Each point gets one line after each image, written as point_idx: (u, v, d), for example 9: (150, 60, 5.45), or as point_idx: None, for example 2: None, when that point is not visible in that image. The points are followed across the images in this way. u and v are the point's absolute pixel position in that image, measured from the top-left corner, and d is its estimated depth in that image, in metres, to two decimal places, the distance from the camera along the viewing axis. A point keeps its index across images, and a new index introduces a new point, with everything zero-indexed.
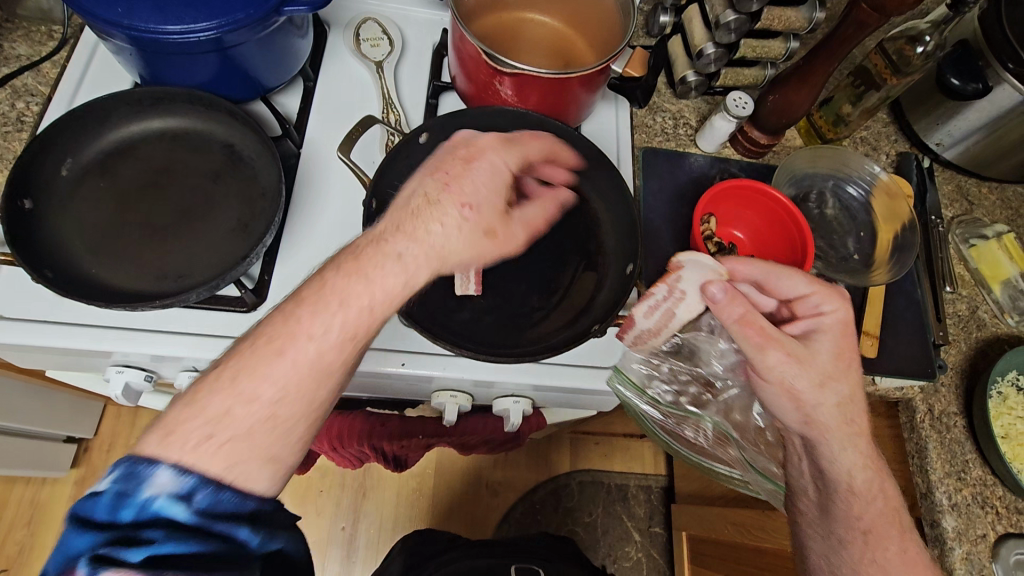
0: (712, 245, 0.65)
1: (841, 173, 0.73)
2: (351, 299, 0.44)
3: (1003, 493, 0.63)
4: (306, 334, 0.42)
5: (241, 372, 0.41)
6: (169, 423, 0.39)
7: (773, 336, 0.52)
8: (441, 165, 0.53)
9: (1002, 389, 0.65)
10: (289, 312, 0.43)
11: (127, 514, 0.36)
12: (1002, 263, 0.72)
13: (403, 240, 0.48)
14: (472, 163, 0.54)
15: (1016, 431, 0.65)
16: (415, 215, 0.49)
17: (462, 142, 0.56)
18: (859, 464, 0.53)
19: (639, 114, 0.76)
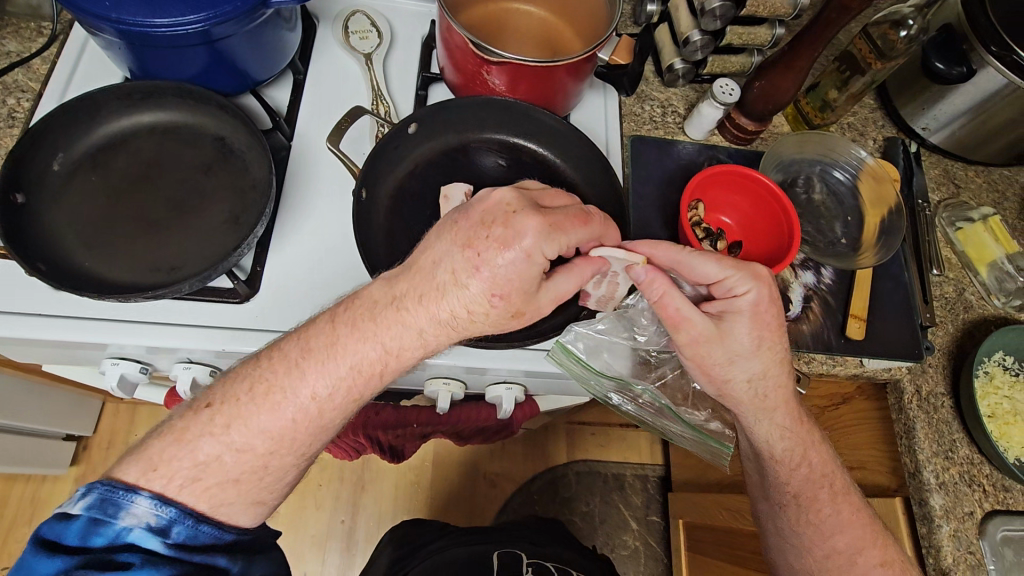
0: (700, 231, 0.66)
1: (828, 158, 0.74)
2: (360, 364, 0.47)
3: (990, 471, 0.64)
4: (308, 395, 0.46)
5: (236, 421, 0.45)
6: (153, 460, 0.43)
7: (684, 320, 0.54)
8: (470, 237, 0.48)
9: (988, 369, 0.66)
10: (295, 359, 0.47)
11: (100, 540, 0.39)
12: (988, 245, 0.73)
13: (422, 312, 0.48)
14: (505, 246, 0.47)
15: (1003, 410, 0.65)
16: (441, 291, 0.48)
17: (495, 210, 0.48)
18: (773, 436, 0.59)
19: (627, 102, 0.76)
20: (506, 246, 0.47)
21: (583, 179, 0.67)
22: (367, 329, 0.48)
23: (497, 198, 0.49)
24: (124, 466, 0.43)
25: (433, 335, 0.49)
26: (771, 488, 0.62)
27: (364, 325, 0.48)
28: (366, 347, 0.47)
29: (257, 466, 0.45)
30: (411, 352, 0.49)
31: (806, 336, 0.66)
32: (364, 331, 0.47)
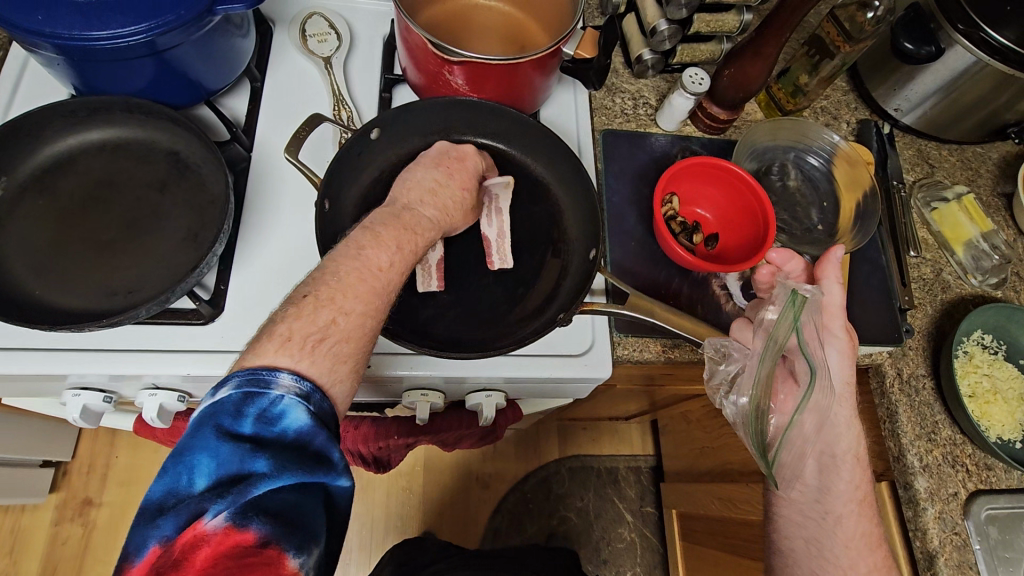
0: (676, 226, 0.64)
1: (801, 144, 0.73)
2: (404, 245, 0.49)
3: (972, 451, 0.64)
4: (380, 265, 0.46)
5: (338, 292, 0.42)
6: (268, 339, 0.39)
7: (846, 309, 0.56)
8: (437, 158, 0.59)
9: (964, 350, 0.66)
10: (356, 249, 0.46)
11: (250, 418, 0.35)
12: (963, 224, 0.73)
13: (428, 208, 0.54)
14: (467, 159, 0.60)
15: (983, 389, 0.66)
16: (432, 192, 0.56)
17: (444, 148, 0.60)
18: (858, 445, 0.55)
19: (598, 96, 0.74)
20: (468, 153, 0.60)
21: (555, 177, 0.65)
22: (396, 220, 0.51)
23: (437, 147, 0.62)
24: (256, 348, 0.38)
25: (440, 223, 0.55)
26: (830, 500, 0.55)
27: (404, 220, 0.51)
28: (409, 234, 0.50)
29: (357, 333, 0.42)
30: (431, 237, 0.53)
31: None
32: (400, 223, 0.50)
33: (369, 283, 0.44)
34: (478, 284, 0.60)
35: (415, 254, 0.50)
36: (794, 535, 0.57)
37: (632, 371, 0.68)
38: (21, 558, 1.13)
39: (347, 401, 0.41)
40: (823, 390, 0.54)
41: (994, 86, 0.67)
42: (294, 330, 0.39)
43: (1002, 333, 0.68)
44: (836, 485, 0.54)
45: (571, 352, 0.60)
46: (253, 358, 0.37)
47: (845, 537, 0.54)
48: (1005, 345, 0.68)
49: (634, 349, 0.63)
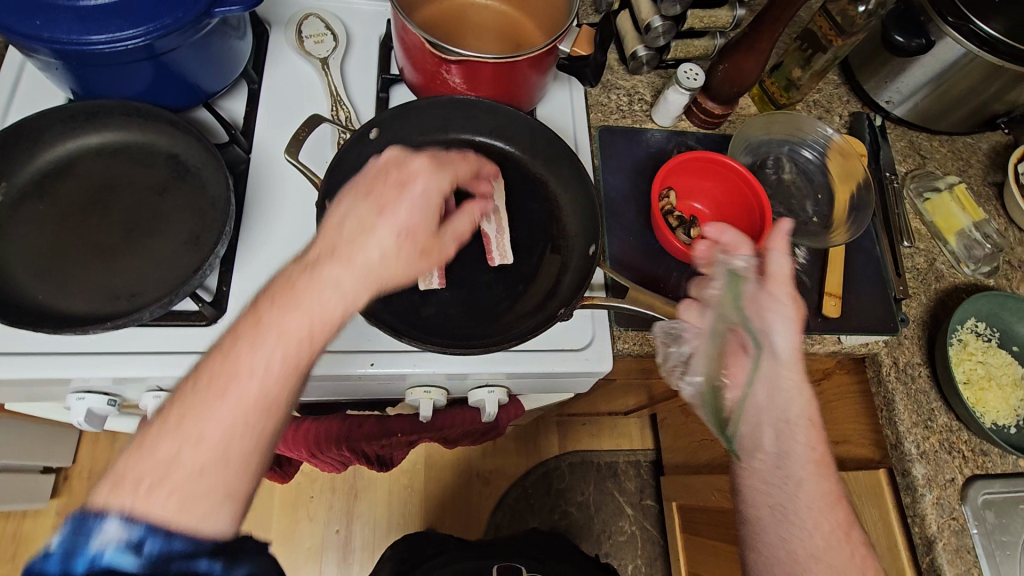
0: (673, 220, 0.65)
1: (795, 137, 0.74)
2: (286, 335, 0.42)
3: (968, 437, 0.65)
4: (261, 365, 0.41)
5: (189, 412, 0.39)
6: (118, 471, 0.38)
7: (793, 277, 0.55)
8: (368, 182, 0.48)
9: (960, 337, 0.67)
10: (229, 347, 0.41)
11: (80, 565, 0.35)
12: (955, 214, 0.74)
13: (337, 265, 0.45)
14: (403, 187, 0.48)
15: (978, 376, 0.67)
16: (355, 243, 0.46)
17: (384, 162, 0.49)
18: (812, 409, 0.53)
19: (593, 93, 0.75)
20: (411, 180, 0.48)
21: (553, 173, 0.66)
22: (290, 299, 0.43)
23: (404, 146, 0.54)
24: (102, 484, 0.38)
25: (358, 279, 0.45)
26: (790, 464, 0.52)
27: (298, 283, 0.44)
28: (302, 311, 0.43)
29: (219, 457, 0.39)
30: (339, 313, 0.44)
31: None
32: (285, 300, 0.43)
33: (231, 393, 0.40)
34: (480, 280, 0.61)
35: (310, 341, 0.43)
36: (761, 504, 0.52)
37: (633, 365, 0.68)
38: (24, 563, 1.12)
39: (233, 519, 0.40)
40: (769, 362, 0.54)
41: (984, 76, 0.68)
42: (128, 469, 0.38)
43: (996, 321, 0.69)
44: (793, 448, 0.52)
45: (572, 347, 0.61)
46: (91, 497, 0.37)
47: (807, 499, 0.50)
48: (998, 332, 0.69)
49: (635, 342, 0.64)
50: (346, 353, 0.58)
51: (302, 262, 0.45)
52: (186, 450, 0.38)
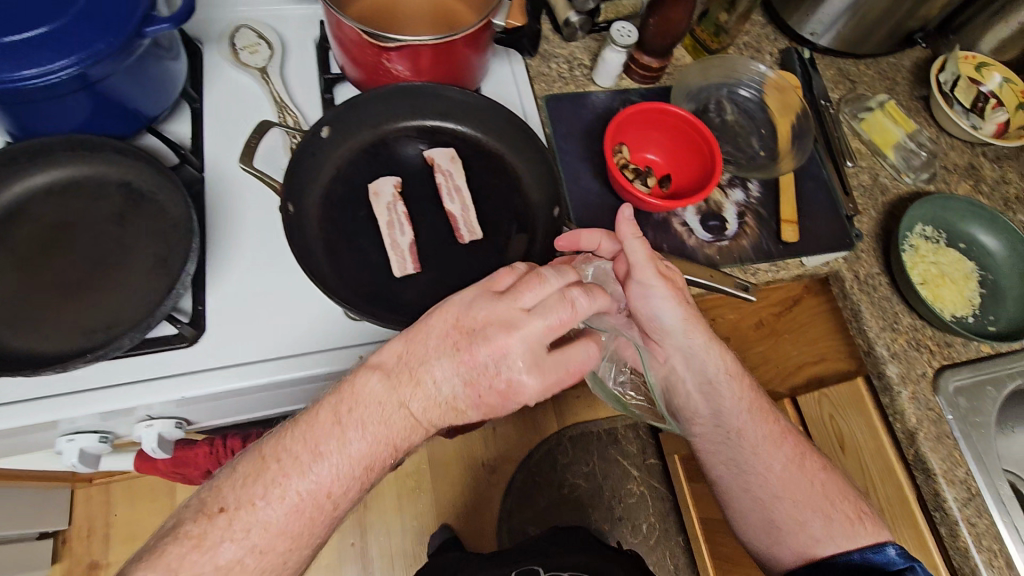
0: (629, 173, 0.67)
1: (732, 79, 0.77)
2: (368, 462, 0.48)
3: (932, 332, 0.69)
4: (324, 492, 0.47)
5: (255, 525, 0.45)
6: (171, 564, 0.43)
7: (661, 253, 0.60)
8: (471, 371, 0.49)
9: (909, 242, 0.72)
10: (303, 464, 0.47)
11: None
12: (889, 129, 0.79)
13: (417, 403, 0.49)
14: (505, 400, 0.50)
15: (932, 275, 0.71)
16: (441, 407, 0.49)
17: (501, 360, 0.49)
18: (725, 361, 0.62)
19: (533, 64, 0.77)
20: (518, 400, 0.50)
21: (507, 145, 0.67)
22: (368, 422, 0.48)
23: (533, 296, 0.50)
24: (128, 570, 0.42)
25: (432, 423, 0.50)
26: (727, 418, 0.63)
27: (370, 416, 0.48)
28: (385, 448, 0.49)
29: (277, 564, 0.46)
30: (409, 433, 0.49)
31: (747, 250, 0.68)
32: (360, 425, 0.48)
33: (293, 505, 0.46)
34: (453, 259, 0.62)
35: (381, 457, 0.49)
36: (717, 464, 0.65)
37: None
38: None
39: None
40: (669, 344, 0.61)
41: None
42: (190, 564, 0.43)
43: (944, 222, 0.74)
44: (724, 402, 0.63)
45: None
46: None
47: (752, 445, 0.63)
48: (945, 233, 0.74)
49: None
50: (334, 349, 0.59)
51: (375, 395, 0.48)
52: (250, 557, 0.45)
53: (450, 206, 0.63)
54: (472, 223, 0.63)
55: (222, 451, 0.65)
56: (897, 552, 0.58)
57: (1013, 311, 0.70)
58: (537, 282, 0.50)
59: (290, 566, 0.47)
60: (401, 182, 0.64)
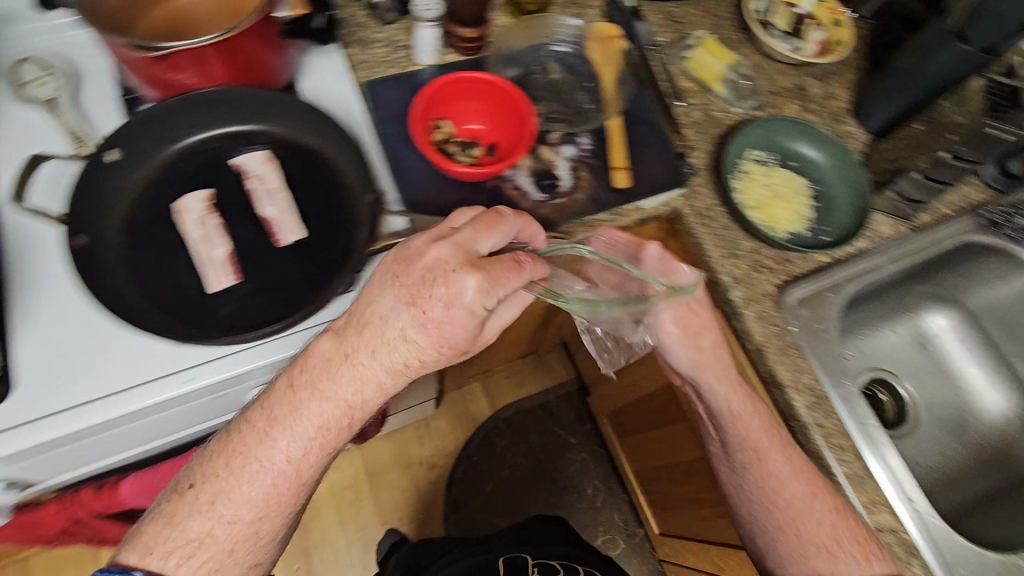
0: (453, 146, 0.67)
1: (546, 38, 0.78)
2: (327, 423, 0.51)
3: (772, 252, 0.71)
4: (283, 458, 0.50)
5: (220, 495, 0.49)
6: (147, 542, 0.48)
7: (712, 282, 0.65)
8: (411, 283, 0.50)
9: (741, 168, 0.75)
10: (261, 432, 0.50)
11: None
12: (713, 64, 0.80)
13: (367, 356, 0.51)
14: (450, 310, 0.49)
15: (765, 197, 0.74)
16: (389, 343, 0.50)
17: (435, 267, 0.50)
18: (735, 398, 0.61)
19: (351, 52, 0.75)
20: (465, 304, 0.49)
21: (320, 138, 0.64)
22: (323, 389, 0.51)
23: (464, 218, 0.55)
24: None
25: (386, 371, 0.51)
26: (733, 452, 0.62)
27: (319, 375, 0.51)
28: (336, 404, 0.51)
29: (249, 534, 0.50)
30: (366, 392, 0.51)
31: (584, 203, 0.68)
32: (321, 390, 0.51)
33: (261, 478, 0.50)
34: (277, 264, 0.59)
35: (344, 418, 0.51)
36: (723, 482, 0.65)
37: None
38: None
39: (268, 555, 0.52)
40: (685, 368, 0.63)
41: None
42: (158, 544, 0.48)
43: (776, 143, 0.77)
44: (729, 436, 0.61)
45: None
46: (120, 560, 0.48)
47: (760, 475, 0.60)
48: (776, 155, 0.77)
49: None
50: (157, 380, 0.54)
51: (332, 349, 0.51)
52: (219, 528, 0.49)
53: (266, 211, 0.60)
54: (290, 224, 0.60)
55: (65, 506, 0.62)
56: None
57: (843, 218, 0.73)
58: (465, 210, 0.56)
59: (267, 532, 0.51)
60: (214, 194, 0.61)
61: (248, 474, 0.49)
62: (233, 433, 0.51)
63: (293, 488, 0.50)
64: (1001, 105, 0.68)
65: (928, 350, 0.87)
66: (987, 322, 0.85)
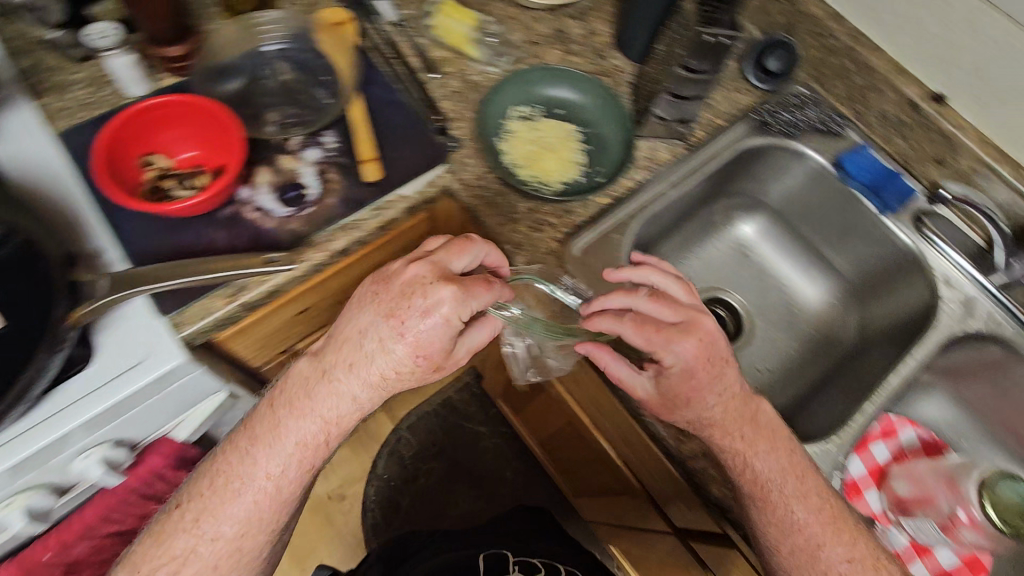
0: (171, 183, 0.60)
1: (261, 38, 0.71)
2: (304, 440, 0.56)
3: (551, 207, 0.69)
4: (263, 475, 0.56)
5: (206, 513, 0.56)
6: (136, 557, 0.57)
7: (644, 335, 0.55)
8: (388, 303, 0.54)
9: (509, 127, 0.73)
10: (244, 453, 0.56)
11: None
12: (458, 26, 0.77)
13: (346, 377, 0.55)
14: (426, 314, 0.52)
15: (533, 152, 0.72)
16: (369, 357, 0.53)
17: (413, 281, 0.54)
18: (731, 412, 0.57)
19: (44, 100, 0.66)
20: (443, 316, 0.52)
21: None
22: (302, 408, 0.56)
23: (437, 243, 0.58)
24: None
25: (362, 394, 0.55)
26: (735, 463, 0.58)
27: (298, 396, 0.56)
28: (315, 421, 0.56)
29: (233, 548, 0.57)
30: (346, 409, 0.55)
31: (337, 206, 0.64)
32: (300, 409, 0.56)
33: (254, 496, 0.56)
34: None
35: (323, 436, 0.56)
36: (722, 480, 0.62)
37: (244, 329, 0.65)
38: None
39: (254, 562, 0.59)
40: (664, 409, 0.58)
41: None
42: (147, 555, 0.57)
43: (540, 93, 0.75)
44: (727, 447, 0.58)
45: (129, 363, 0.55)
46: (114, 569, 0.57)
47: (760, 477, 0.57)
48: (539, 106, 0.75)
49: (201, 316, 0.59)
50: None
51: (317, 367, 0.56)
52: (205, 541, 0.56)
53: None
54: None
55: None
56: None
57: (616, 154, 0.73)
58: (435, 237, 0.59)
59: (250, 546, 0.58)
60: None
61: (228, 495, 0.56)
62: (221, 449, 0.58)
63: (274, 507, 0.57)
64: (712, 12, 0.70)
65: (745, 259, 0.89)
66: (788, 219, 0.88)
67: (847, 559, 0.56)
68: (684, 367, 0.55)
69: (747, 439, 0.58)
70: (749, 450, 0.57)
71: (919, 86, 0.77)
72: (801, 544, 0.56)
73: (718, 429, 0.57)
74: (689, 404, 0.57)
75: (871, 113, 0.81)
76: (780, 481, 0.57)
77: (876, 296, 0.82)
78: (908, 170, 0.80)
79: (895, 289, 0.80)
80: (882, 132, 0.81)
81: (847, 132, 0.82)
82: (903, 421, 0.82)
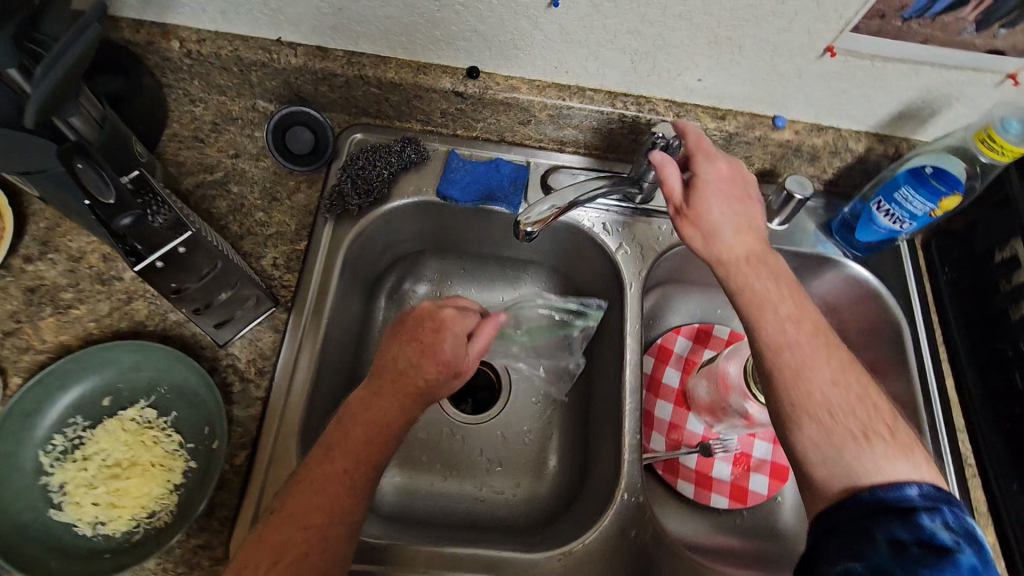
0: None
1: None
2: (374, 436, 0.51)
3: (172, 542, 0.49)
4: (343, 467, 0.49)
5: (295, 508, 0.47)
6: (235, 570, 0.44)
7: (696, 140, 0.59)
8: (411, 333, 0.56)
9: (55, 484, 0.51)
10: (323, 458, 0.49)
11: None
12: None
13: (401, 398, 0.52)
14: (444, 330, 0.56)
15: (108, 490, 0.51)
16: (410, 371, 0.53)
17: (430, 311, 0.58)
18: (761, 246, 0.56)
19: None
20: (453, 328, 0.57)
21: None
22: (366, 419, 0.51)
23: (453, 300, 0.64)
24: None
25: (429, 394, 0.54)
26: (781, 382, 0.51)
27: (370, 414, 0.51)
28: (378, 432, 0.51)
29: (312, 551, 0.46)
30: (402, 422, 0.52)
31: None
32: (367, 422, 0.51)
33: (332, 488, 0.48)
34: None
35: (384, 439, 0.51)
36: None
37: None
38: None
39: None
40: (697, 222, 0.56)
41: None
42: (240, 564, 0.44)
43: (64, 406, 0.53)
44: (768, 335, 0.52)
45: None
46: None
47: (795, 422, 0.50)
48: (74, 422, 0.53)
49: None
50: None
51: (365, 396, 0.53)
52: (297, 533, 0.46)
53: None
54: None
55: None
56: (920, 491, 0.45)
57: (209, 399, 0.54)
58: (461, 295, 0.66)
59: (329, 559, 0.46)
60: None
61: (329, 486, 0.48)
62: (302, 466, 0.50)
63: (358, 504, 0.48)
64: (147, 205, 0.44)
65: None
66: (451, 248, 0.77)
67: (833, 379, 0.50)
68: (698, 142, 0.59)
69: (781, 314, 0.52)
70: (811, 368, 0.50)
71: (450, 71, 0.65)
72: (785, 360, 0.51)
73: (734, 257, 0.55)
74: (706, 207, 0.56)
75: (435, 115, 0.69)
76: (772, 304, 0.53)
77: (574, 262, 0.76)
78: (509, 141, 0.72)
79: (581, 255, 0.75)
80: (458, 125, 0.71)
81: (429, 149, 0.70)
82: (670, 336, 0.81)
